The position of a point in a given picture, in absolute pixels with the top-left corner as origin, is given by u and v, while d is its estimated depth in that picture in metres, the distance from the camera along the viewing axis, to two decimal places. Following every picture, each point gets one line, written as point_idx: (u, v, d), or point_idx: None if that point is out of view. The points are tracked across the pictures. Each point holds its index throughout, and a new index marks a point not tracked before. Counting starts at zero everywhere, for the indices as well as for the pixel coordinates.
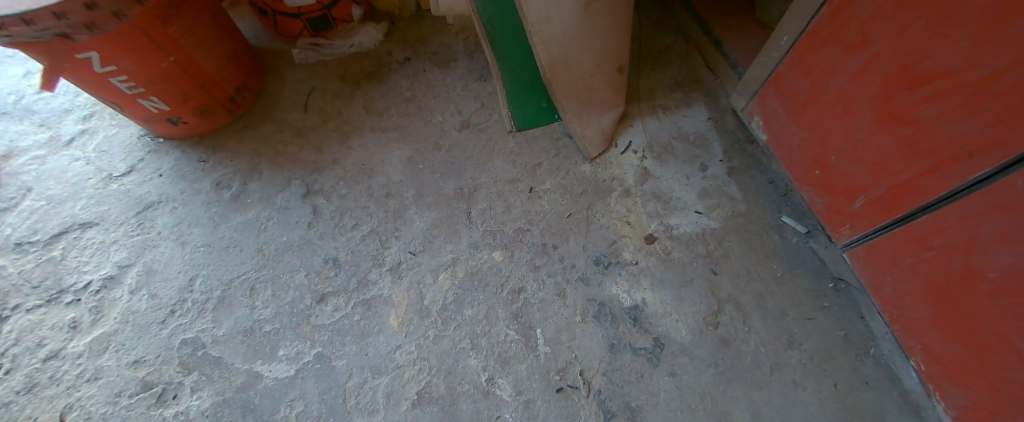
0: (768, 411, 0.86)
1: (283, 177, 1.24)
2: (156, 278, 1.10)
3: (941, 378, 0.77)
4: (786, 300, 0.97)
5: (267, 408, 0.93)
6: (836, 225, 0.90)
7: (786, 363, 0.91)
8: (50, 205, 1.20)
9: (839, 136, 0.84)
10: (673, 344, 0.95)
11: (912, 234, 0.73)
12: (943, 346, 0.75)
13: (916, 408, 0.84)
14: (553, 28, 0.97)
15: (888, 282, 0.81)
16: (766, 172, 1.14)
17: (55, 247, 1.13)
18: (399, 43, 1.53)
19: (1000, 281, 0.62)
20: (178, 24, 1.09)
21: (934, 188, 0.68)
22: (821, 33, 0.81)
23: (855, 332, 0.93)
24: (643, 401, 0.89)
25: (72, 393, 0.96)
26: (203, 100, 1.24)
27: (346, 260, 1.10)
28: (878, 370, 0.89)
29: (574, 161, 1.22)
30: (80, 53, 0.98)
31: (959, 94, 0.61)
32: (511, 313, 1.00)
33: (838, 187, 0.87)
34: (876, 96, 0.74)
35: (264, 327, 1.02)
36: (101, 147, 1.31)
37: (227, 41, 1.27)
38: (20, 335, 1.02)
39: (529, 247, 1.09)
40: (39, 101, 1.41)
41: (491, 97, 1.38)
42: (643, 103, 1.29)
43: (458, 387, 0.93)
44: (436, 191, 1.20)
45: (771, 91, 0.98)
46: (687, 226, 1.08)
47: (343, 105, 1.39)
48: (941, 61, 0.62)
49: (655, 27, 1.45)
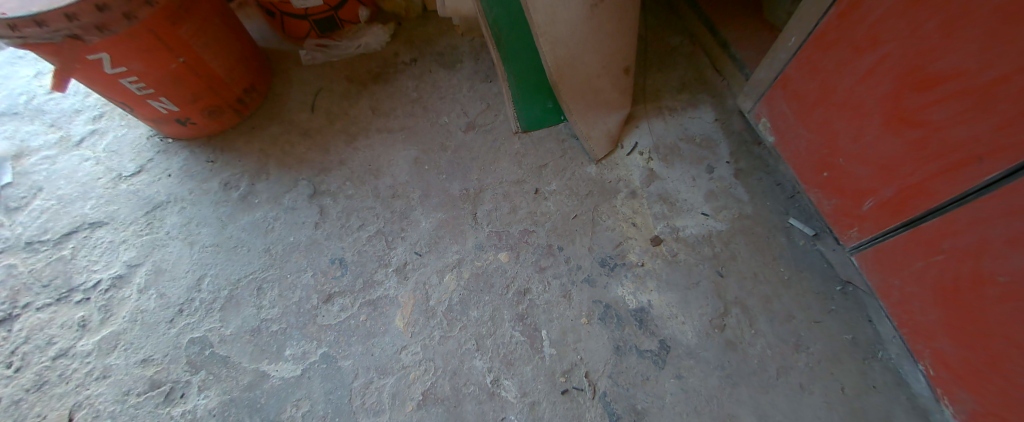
0: (775, 415, 0.86)
1: (290, 178, 1.25)
2: (164, 277, 1.10)
3: (950, 383, 0.76)
4: (793, 303, 0.97)
5: (274, 407, 0.93)
6: (844, 228, 0.89)
7: (793, 367, 0.90)
8: (61, 204, 1.21)
9: (847, 138, 0.83)
10: (679, 346, 0.94)
11: (921, 237, 0.73)
12: (952, 351, 0.74)
13: (925, 412, 0.83)
14: (560, 30, 0.97)
15: (897, 286, 0.81)
16: (774, 174, 1.13)
17: (65, 246, 1.15)
18: (405, 44, 1.53)
19: (1011, 285, 0.61)
20: (188, 25, 1.10)
21: (943, 191, 0.68)
22: (829, 34, 0.81)
23: (863, 336, 0.92)
24: (649, 403, 0.89)
25: (81, 391, 0.97)
26: (212, 101, 1.25)
27: (352, 261, 1.11)
28: (886, 374, 0.88)
29: (580, 162, 1.21)
30: (91, 55, 0.99)
31: (968, 96, 0.61)
32: (517, 315, 1.00)
33: (846, 189, 0.86)
34: (885, 98, 0.74)
35: (271, 327, 1.03)
36: (111, 147, 1.32)
37: (236, 42, 1.27)
38: (30, 333, 1.03)
39: (535, 248, 1.09)
40: (50, 101, 1.43)
41: (497, 98, 1.38)
42: (649, 104, 1.29)
43: (464, 388, 0.93)
44: (442, 192, 1.20)
45: (779, 92, 0.98)
46: (694, 228, 1.08)
47: (349, 105, 1.39)
48: (950, 64, 0.62)
49: (661, 28, 1.45)
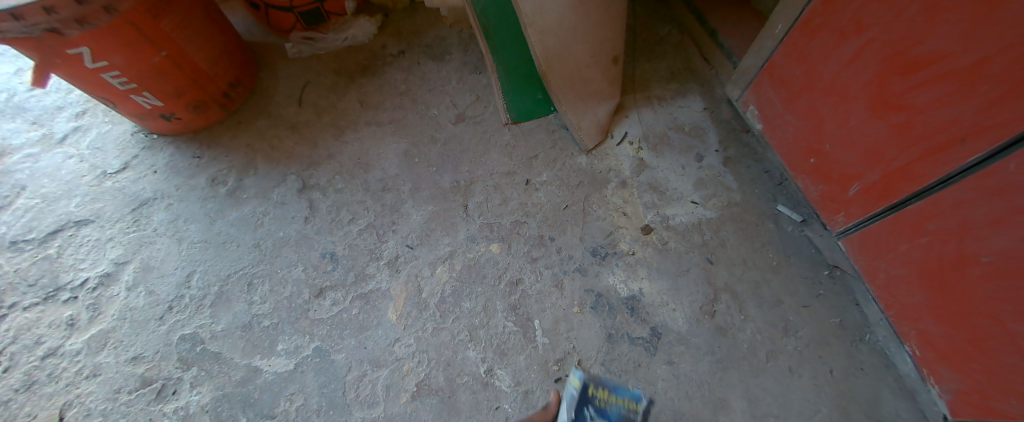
0: (764, 398, 0.88)
1: (278, 172, 1.24)
2: (154, 274, 1.09)
3: (935, 362, 0.78)
4: (781, 288, 0.98)
5: (267, 402, 0.93)
6: (831, 213, 0.90)
7: (781, 351, 0.92)
8: (45, 203, 1.19)
9: (833, 124, 0.84)
10: (670, 333, 0.95)
11: (906, 220, 0.74)
12: (937, 331, 0.76)
13: (910, 392, 0.86)
14: (548, 19, 0.96)
15: (883, 268, 0.82)
16: (762, 162, 1.14)
17: (50, 245, 1.13)
18: (393, 36, 1.52)
19: (993, 265, 0.63)
20: (169, 18, 1.08)
21: (927, 174, 0.69)
22: (815, 20, 0.81)
23: (850, 320, 0.94)
24: (641, 389, 0.90)
25: (72, 390, 0.96)
26: (197, 95, 1.23)
27: (342, 255, 1.10)
28: (872, 356, 0.90)
29: (570, 153, 1.21)
30: (72, 49, 0.97)
31: (950, 80, 0.62)
32: (509, 305, 1.01)
33: (833, 174, 0.87)
34: (870, 84, 0.74)
35: (263, 322, 1.03)
36: (95, 144, 1.30)
37: (220, 36, 1.25)
38: (18, 333, 1.02)
39: (527, 239, 1.09)
40: (31, 98, 1.39)
41: (486, 89, 1.37)
42: (638, 93, 1.29)
43: (457, 378, 0.93)
44: (434, 184, 1.19)
45: (766, 80, 0.98)
46: (683, 217, 1.09)
47: (338, 98, 1.38)
48: (932, 47, 0.63)
49: (649, 17, 1.44)
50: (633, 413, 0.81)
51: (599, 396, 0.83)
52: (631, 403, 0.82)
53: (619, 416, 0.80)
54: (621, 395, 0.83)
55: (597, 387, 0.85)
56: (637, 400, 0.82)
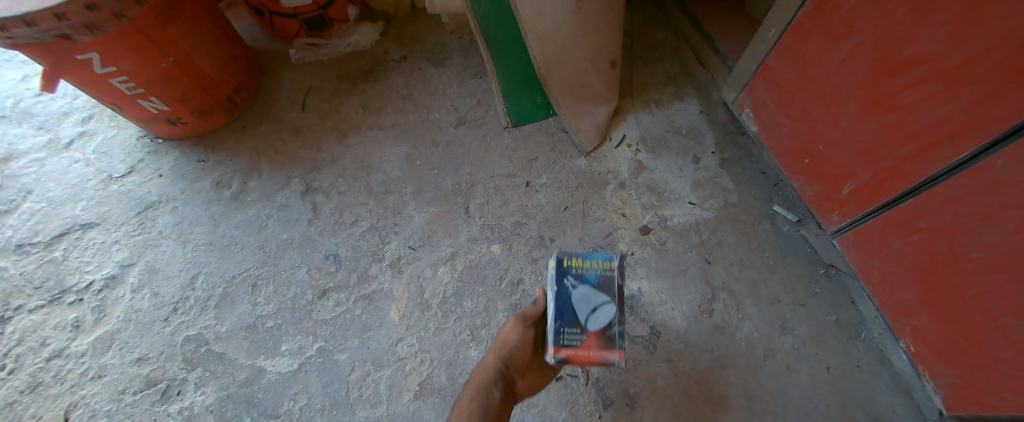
0: (763, 395, 0.89)
1: (282, 176, 1.26)
2: (159, 276, 1.11)
3: (929, 358, 0.79)
4: (778, 287, 1.00)
5: (271, 401, 0.94)
6: (826, 213, 0.92)
7: (779, 348, 0.93)
8: (51, 206, 1.21)
9: (825, 125, 0.86)
10: (670, 332, 0.97)
11: (899, 218, 0.76)
12: (931, 326, 0.77)
13: (907, 389, 0.87)
14: (548, 24, 0.98)
15: (877, 266, 0.84)
16: (758, 163, 1.16)
17: (56, 248, 1.14)
18: (394, 41, 1.54)
19: (984, 260, 0.65)
20: (177, 25, 1.10)
21: (918, 173, 0.71)
22: (807, 24, 0.83)
23: (847, 318, 0.95)
24: (641, 387, 0.91)
25: (77, 391, 0.97)
26: (202, 100, 1.25)
27: (345, 256, 1.12)
28: (869, 353, 0.91)
29: (570, 155, 1.23)
30: (81, 54, 0.99)
31: (938, 80, 0.64)
32: (510, 305, 1.02)
33: (827, 174, 0.89)
34: (861, 85, 0.76)
35: (267, 322, 1.04)
36: (100, 149, 1.32)
37: (225, 42, 1.27)
38: (23, 335, 1.03)
39: (527, 240, 1.11)
40: (37, 104, 1.41)
41: (486, 93, 1.39)
42: (635, 97, 1.31)
43: (459, 377, 0.95)
44: (435, 186, 1.21)
45: (761, 83, 1.01)
46: (681, 217, 1.10)
47: (340, 103, 1.40)
48: (919, 49, 0.65)
49: (646, 23, 1.47)
50: (609, 272, 0.71)
51: (573, 265, 0.72)
52: (603, 264, 0.72)
53: (597, 279, 0.71)
54: (594, 259, 0.72)
55: (568, 258, 0.73)
56: (610, 259, 0.72)
